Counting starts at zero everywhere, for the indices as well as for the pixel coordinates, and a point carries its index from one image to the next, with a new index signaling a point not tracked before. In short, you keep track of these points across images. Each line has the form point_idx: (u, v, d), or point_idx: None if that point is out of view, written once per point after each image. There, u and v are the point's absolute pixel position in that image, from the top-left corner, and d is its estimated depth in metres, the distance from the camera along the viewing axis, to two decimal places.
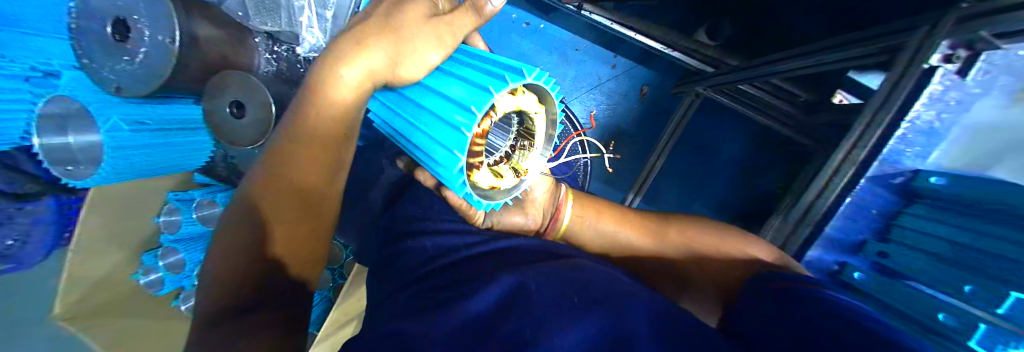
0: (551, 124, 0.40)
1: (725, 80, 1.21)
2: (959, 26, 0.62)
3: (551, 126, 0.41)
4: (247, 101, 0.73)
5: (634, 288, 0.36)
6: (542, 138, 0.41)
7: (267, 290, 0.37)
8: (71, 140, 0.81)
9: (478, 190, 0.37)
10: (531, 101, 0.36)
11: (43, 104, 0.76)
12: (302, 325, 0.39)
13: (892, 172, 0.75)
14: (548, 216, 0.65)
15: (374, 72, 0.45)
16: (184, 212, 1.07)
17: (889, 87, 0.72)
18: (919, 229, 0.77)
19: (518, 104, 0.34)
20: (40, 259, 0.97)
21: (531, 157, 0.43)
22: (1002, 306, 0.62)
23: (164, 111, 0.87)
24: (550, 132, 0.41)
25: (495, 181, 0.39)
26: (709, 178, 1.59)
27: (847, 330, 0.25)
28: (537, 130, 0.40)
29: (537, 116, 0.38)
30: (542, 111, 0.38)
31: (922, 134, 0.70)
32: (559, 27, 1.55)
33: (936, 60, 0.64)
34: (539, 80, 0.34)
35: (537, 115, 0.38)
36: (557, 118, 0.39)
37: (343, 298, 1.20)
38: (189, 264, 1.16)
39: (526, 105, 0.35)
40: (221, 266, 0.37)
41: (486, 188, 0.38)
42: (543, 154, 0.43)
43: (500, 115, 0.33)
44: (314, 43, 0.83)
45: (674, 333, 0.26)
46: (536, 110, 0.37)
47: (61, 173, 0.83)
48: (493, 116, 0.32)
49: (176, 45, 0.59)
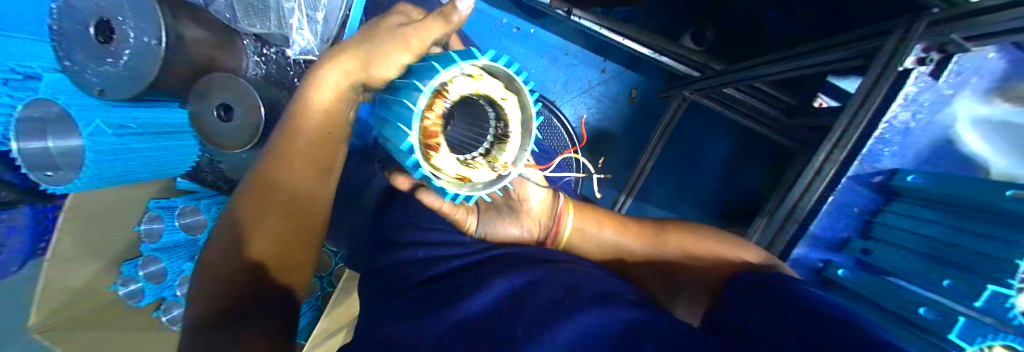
0: (527, 111, 0.31)
1: (712, 84, 1.23)
2: (931, 29, 0.66)
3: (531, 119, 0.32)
4: (236, 103, 0.72)
5: (625, 289, 0.37)
6: (521, 132, 0.32)
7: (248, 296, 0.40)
8: (51, 145, 0.78)
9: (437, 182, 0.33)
10: (499, 88, 0.30)
11: (21, 108, 0.73)
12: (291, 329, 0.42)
13: (870, 171, 0.78)
14: (548, 228, 0.61)
15: (349, 73, 0.48)
16: (167, 218, 1.04)
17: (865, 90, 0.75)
18: (896, 230, 0.81)
19: (476, 88, 0.30)
20: (13, 270, 0.93)
21: (508, 153, 0.34)
22: (980, 299, 0.64)
23: (150, 116, 0.84)
24: (529, 124, 0.32)
25: (464, 175, 0.33)
26: (697, 183, 1.62)
27: (837, 330, 0.25)
28: (511, 122, 0.32)
29: (510, 105, 0.31)
30: (512, 99, 0.31)
31: (898, 134, 0.73)
32: (549, 33, 1.57)
33: (910, 63, 0.67)
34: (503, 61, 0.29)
35: (508, 103, 0.31)
36: (534, 109, 0.30)
37: (331, 306, 1.17)
38: (171, 272, 1.11)
39: (489, 91, 0.30)
40: (205, 274, 0.40)
41: (451, 182, 0.32)
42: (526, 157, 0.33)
43: (454, 98, 0.30)
44: (306, 45, 0.82)
45: (658, 330, 0.26)
46: (504, 97, 0.31)
47: (39, 178, 0.79)
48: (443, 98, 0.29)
49: (162, 46, 0.58)
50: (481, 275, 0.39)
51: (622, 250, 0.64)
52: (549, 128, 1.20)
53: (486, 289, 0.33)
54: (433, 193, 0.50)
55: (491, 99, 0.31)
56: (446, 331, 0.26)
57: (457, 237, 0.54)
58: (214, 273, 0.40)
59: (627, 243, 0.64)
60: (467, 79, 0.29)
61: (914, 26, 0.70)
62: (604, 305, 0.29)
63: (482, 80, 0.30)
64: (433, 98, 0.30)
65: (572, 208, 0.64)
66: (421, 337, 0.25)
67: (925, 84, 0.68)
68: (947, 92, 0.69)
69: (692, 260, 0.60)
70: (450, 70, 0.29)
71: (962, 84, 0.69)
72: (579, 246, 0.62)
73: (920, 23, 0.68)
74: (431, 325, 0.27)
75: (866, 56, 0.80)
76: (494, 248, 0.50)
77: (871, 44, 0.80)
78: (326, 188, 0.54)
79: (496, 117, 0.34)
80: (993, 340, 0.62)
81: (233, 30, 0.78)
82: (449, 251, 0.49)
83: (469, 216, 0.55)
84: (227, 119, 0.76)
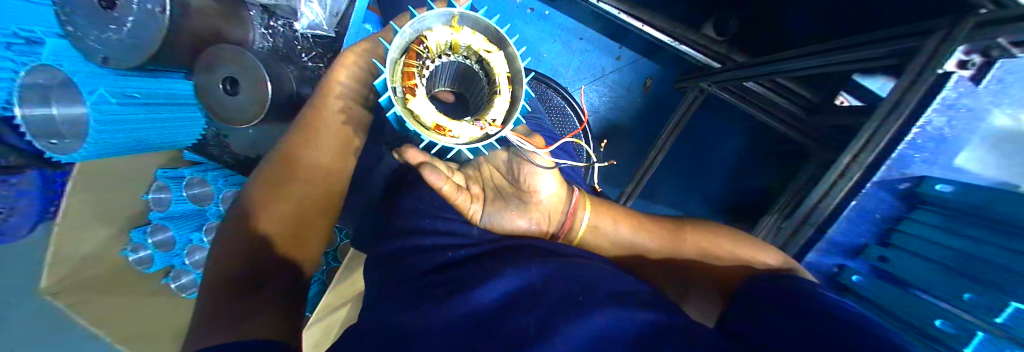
0: (514, 64, 0.37)
1: (734, 77, 1.19)
2: (974, 32, 0.63)
3: (518, 70, 0.37)
4: (242, 77, 0.70)
5: (636, 286, 0.37)
6: (505, 81, 0.36)
7: (258, 265, 0.46)
8: (55, 111, 0.76)
9: (414, 122, 0.34)
10: (480, 41, 0.36)
11: (24, 74, 0.70)
12: (298, 293, 0.49)
13: (896, 177, 0.76)
14: (559, 221, 0.60)
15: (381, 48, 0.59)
16: (176, 189, 1.04)
17: (898, 94, 0.72)
18: (917, 239, 0.79)
19: (455, 37, 0.36)
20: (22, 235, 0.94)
21: (496, 106, 0.36)
22: (1000, 315, 0.63)
23: (155, 87, 0.85)
24: (516, 73, 0.37)
25: (444, 121, 0.35)
26: (705, 179, 1.60)
27: (858, 334, 0.26)
28: (497, 71, 0.36)
29: (495, 56, 0.36)
30: (495, 50, 0.36)
31: (933, 140, 0.70)
32: (564, 15, 1.51)
33: (950, 66, 0.65)
34: (479, 13, 0.36)
35: (492, 55, 0.36)
36: (516, 55, 0.36)
37: (338, 282, 1.20)
38: (180, 242, 1.13)
39: (468, 40, 0.36)
40: (222, 252, 0.48)
41: (429, 125, 0.34)
42: (512, 104, 0.37)
43: (432, 44, 0.35)
44: (313, 20, 0.84)
45: (669, 326, 0.27)
46: (488, 49, 0.36)
47: (43, 146, 0.76)
48: (422, 42, 0.35)
49: (165, 14, 0.57)
50: (493, 266, 0.39)
51: (639, 249, 0.63)
52: (559, 114, 1.17)
53: (501, 280, 0.33)
54: (435, 171, 0.48)
55: (477, 53, 0.37)
56: (463, 324, 0.25)
57: (464, 225, 0.54)
58: (231, 259, 0.46)
59: (643, 242, 0.63)
60: (445, 28, 0.36)
61: (957, 28, 0.67)
62: (621, 307, 0.29)
63: (461, 30, 0.36)
64: (412, 43, 0.35)
65: (588, 205, 0.63)
66: (433, 324, 0.26)
67: (965, 90, 0.65)
68: (986, 98, 0.67)
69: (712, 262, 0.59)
70: (429, 21, 0.36)
71: (1005, 86, 0.67)
72: (597, 243, 0.62)
73: (965, 24, 0.65)
74: (443, 314, 0.27)
75: (909, 53, 0.75)
76: (497, 241, 0.50)
77: (908, 45, 0.76)
78: (345, 165, 0.64)
79: (480, 71, 0.38)
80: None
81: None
82: (458, 239, 0.49)
83: (473, 204, 0.54)
84: (235, 93, 0.74)
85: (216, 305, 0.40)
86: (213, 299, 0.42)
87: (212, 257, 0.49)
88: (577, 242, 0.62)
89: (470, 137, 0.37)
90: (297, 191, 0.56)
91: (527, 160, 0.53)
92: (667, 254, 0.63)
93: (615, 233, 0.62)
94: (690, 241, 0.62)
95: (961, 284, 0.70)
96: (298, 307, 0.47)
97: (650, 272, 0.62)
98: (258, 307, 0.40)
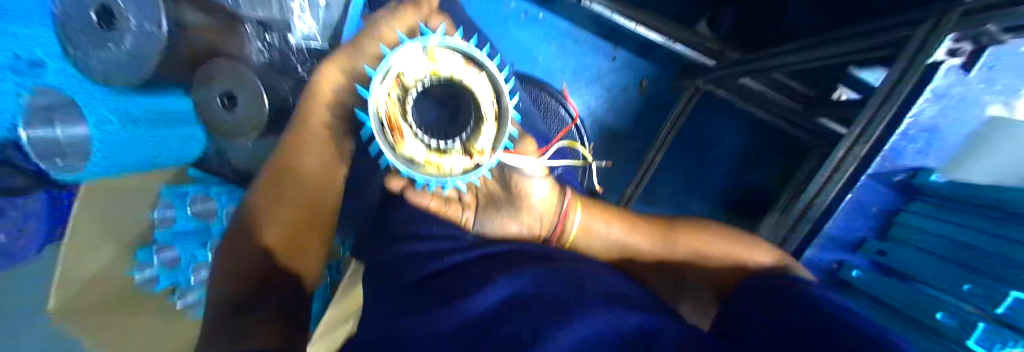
0: (499, 88, 0.37)
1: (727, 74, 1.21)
2: (964, 19, 0.61)
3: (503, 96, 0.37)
4: (241, 94, 0.77)
5: (626, 289, 0.36)
6: (490, 108, 0.37)
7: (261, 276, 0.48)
8: (60, 132, 0.77)
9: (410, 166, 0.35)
10: (461, 67, 0.36)
11: (30, 96, 0.71)
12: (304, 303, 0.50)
13: (890, 170, 0.76)
14: (553, 225, 0.59)
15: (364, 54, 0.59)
16: (180, 206, 1.06)
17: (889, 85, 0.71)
18: (918, 231, 0.78)
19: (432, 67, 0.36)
20: None
21: (484, 135, 0.37)
22: (1000, 305, 0.61)
23: (154, 105, 0.98)
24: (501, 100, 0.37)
25: (436, 157, 0.37)
26: (707, 175, 1.58)
27: (848, 336, 0.25)
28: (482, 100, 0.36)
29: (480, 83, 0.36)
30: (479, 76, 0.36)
31: (924, 131, 0.71)
32: (559, 19, 1.52)
33: (940, 55, 0.64)
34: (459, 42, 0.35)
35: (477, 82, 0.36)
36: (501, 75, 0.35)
37: (339, 293, 1.19)
38: (183, 259, 1.08)
39: (449, 67, 0.36)
40: (228, 265, 0.50)
41: (421, 165, 0.36)
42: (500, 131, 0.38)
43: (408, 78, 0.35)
44: (308, 32, 0.87)
45: (660, 333, 0.26)
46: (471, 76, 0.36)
47: (50, 167, 0.79)
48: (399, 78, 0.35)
49: (161, 31, 0.67)
50: (488, 271, 0.39)
51: (632, 250, 0.62)
52: (555, 117, 1.17)
53: (497, 284, 0.33)
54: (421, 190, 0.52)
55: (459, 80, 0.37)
56: (456, 329, 0.26)
57: (458, 235, 0.54)
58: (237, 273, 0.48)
59: (636, 243, 0.62)
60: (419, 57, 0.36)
61: (946, 15, 0.65)
62: (613, 309, 0.28)
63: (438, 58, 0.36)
64: (388, 81, 0.35)
65: (579, 206, 0.62)
66: (424, 331, 0.26)
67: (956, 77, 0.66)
68: (975, 86, 0.68)
69: (705, 260, 0.59)
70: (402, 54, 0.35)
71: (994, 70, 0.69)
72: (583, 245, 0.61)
73: (953, 10, 0.64)
74: (432, 323, 0.27)
75: (895, 44, 0.76)
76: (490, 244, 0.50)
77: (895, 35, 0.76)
78: (333, 173, 0.63)
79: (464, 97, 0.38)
80: (1015, 348, 0.59)
81: (223, 13, 0.75)
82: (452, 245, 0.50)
83: (464, 213, 0.56)
84: (233, 107, 0.80)
85: (220, 319, 0.41)
86: (219, 312, 0.43)
87: (216, 274, 0.50)
88: (569, 245, 0.61)
89: (463, 166, 0.39)
90: (292, 204, 0.57)
91: (519, 173, 0.50)
92: (661, 255, 0.62)
93: (609, 235, 0.61)
94: (683, 242, 0.62)
95: (960, 275, 0.69)
96: (303, 316, 0.48)
97: (644, 273, 0.61)
98: (267, 317, 0.42)
